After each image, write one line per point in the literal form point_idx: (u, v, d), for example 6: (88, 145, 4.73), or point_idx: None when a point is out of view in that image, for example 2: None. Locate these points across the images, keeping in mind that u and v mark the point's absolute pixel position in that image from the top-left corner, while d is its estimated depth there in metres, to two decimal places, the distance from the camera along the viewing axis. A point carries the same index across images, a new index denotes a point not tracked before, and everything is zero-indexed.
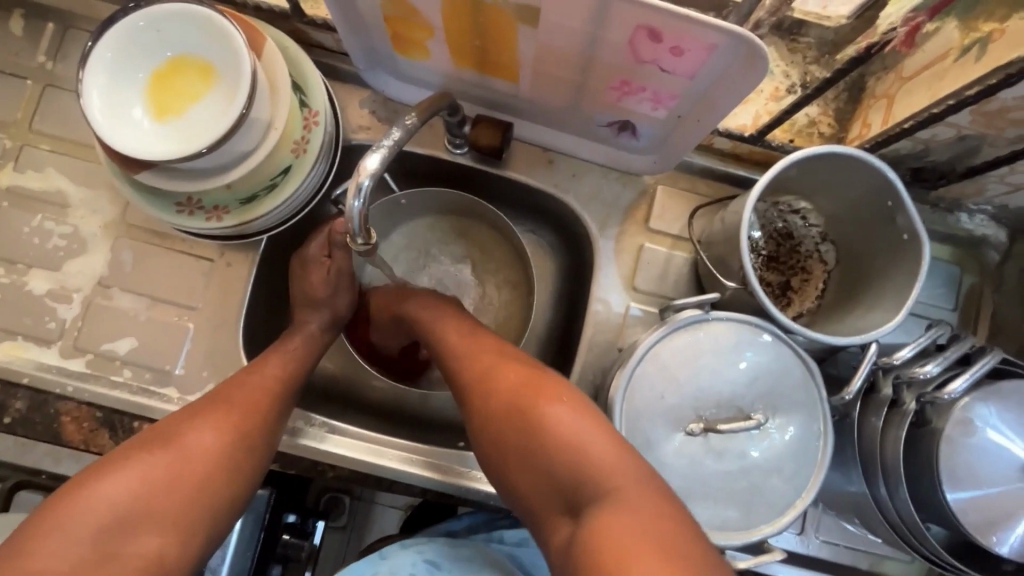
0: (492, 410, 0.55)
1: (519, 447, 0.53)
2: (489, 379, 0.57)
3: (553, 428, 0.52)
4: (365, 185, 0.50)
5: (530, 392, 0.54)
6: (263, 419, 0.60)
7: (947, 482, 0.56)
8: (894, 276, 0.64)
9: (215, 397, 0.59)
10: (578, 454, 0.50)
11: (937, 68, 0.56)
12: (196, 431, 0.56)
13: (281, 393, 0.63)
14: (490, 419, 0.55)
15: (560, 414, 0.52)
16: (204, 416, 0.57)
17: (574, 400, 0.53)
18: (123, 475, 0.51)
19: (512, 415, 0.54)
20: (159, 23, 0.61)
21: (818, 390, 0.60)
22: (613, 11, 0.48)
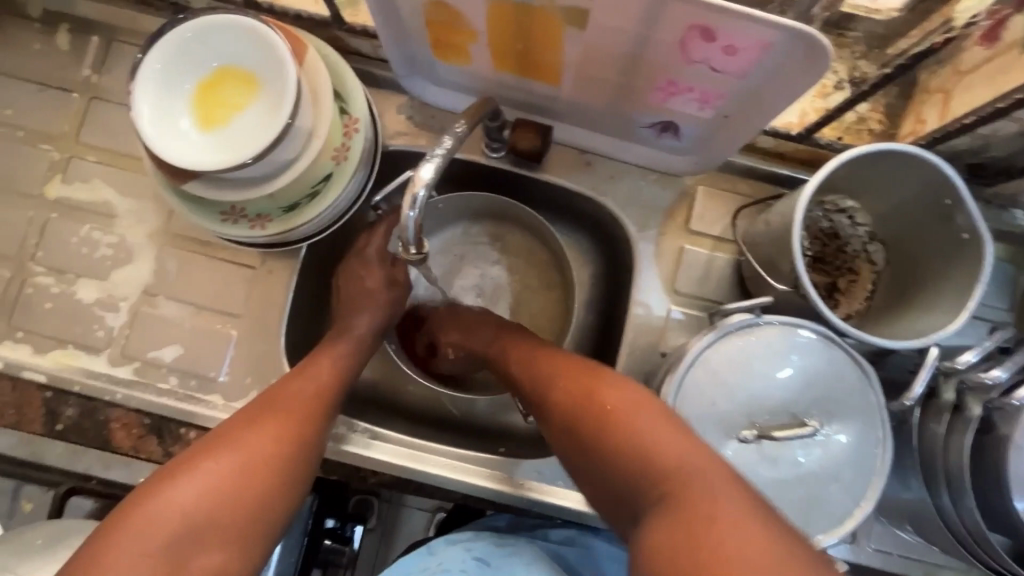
0: (579, 413, 0.55)
1: (615, 454, 0.51)
2: (582, 389, 0.57)
3: (640, 434, 0.50)
4: (420, 197, 0.50)
5: (629, 402, 0.53)
6: (316, 425, 0.60)
7: (1016, 490, 0.54)
8: (952, 277, 0.61)
9: (268, 401, 0.60)
10: (669, 462, 0.48)
11: (1002, 61, 0.54)
12: (255, 434, 0.56)
13: (330, 397, 0.64)
14: (583, 423, 0.54)
15: (647, 419, 0.51)
16: (262, 421, 0.57)
17: (658, 409, 0.52)
18: (189, 481, 0.52)
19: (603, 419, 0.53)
20: (205, 35, 0.61)
21: (875, 394, 0.58)
22: (666, 11, 0.47)
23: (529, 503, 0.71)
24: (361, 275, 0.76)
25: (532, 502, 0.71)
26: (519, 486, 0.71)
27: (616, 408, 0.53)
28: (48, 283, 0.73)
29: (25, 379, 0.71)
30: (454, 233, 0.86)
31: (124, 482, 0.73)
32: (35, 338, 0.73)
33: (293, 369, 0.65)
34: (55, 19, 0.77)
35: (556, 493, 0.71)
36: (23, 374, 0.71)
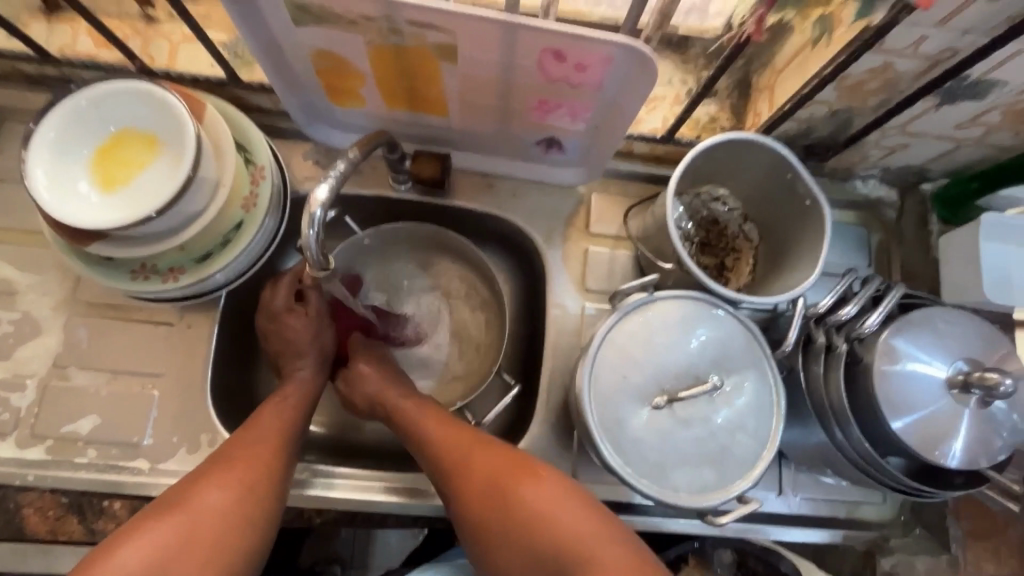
0: (490, 492, 0.60)
1: (517, 539, 0.58)
2: (477, 471, 0.62)
3: (537, 514, 0.58)
4: (317, 215, 0.54)
5: (513, 471, 0.61)
6: (269, 472, 0.62)
7: (887, 413, 0.61)
8: (807, 239, 0.71)
9: (219, 457, 0.62)
10: (570, 536, 0.56)
11: (801, 57, 0.65)
12: (214, 489, 0.58)
13: (282, 442, 0.65)
14: (475, 512, 0.61)
15: (562, 500, 0.58)
16: (213, 478, 0.59)
17: (558, 485, 0.60)
18: (136, 544, 0.53)
19: (507, 501, 0.59)
20: (99, 102, 0.64)
21: (761, 347, 0.66)
22: (519, 41, 0.55)
23: None
24: (277, 328, 0.74)
25: None
26: None
27: (508, 473, 0.61)
28: None
29: None
30: (383, 268, 0.88)
31: None
32: None
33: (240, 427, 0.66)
34: None
35: None
36: None
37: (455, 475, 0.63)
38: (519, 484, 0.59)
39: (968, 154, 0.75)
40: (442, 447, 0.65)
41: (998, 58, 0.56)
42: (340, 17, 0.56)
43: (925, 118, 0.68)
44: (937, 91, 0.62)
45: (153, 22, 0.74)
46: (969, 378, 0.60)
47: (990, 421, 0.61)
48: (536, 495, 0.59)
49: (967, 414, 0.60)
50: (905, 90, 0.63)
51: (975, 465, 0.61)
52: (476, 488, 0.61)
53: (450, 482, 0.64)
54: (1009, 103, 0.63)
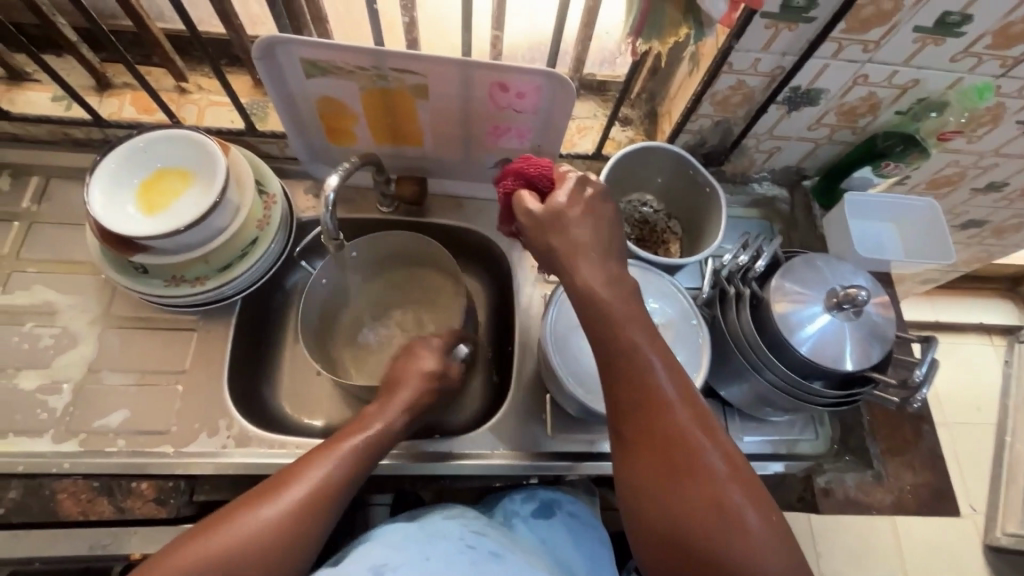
0: (661, 457, 0.55)
1: (679, 496, 0.54)
2: (653, 416, 0.56)
3: (733, 522, 0.52)
4: (329, 197, 0.73)
5: (732, 469, 0.55)
6: (332, 495, 0.63)
7: (791, 340, 0.77)
8: (712, 218, 0.91)
9: (278, 477, 0.63)
10: (746, 550, 0.52)
11: (683, 83, 0.88)
12: (266, 515, 0.59)
13: (359, 466, 0.67)
14: (656, 449, 0.55)
15: (729, 467, 0.55)
16: (266, 499, 0.60)
17: (750, 484, 0.55)
18: (203, 552, 0.55)
19: (695, 467, 0.54)
20: (148, 146, 0.81)
21: (685, 299, 0.82)
22: (473, 77, 0.76)
23: (464, 469, 0.82)
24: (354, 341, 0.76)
25: (474, 468, 0.83)
26: (460, 455, 0.82)
27: (690, 424, 0.56)
28: None
29: None
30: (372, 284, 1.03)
31: (72, 555, 0.74)
32: None
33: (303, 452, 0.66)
34: None
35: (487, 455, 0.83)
36: None
37: (624, 411, 0.58)
38: (698, 464, 0.54)
39: (826, 151, 0.98)
40: (637, 379, 0.57)
41: (812, 70, 0.79)
42: (341, 69, 0.76)
43: (783, 123, 0.90)
44: (782, 99, 0.85)
45: (184, 93, 0.94)
46: (839, 298, 0.76)
47: (865, 330, 0.76)
48: (716, 479, 0.54)
49: (845, 326, 0.76)
50: (760, 101, 0.86)
51: (863, 367, 0.76)
52: (660, 432, 0.56)
53: (628, 417, 0.57)
54: (836, 105, 0.86)
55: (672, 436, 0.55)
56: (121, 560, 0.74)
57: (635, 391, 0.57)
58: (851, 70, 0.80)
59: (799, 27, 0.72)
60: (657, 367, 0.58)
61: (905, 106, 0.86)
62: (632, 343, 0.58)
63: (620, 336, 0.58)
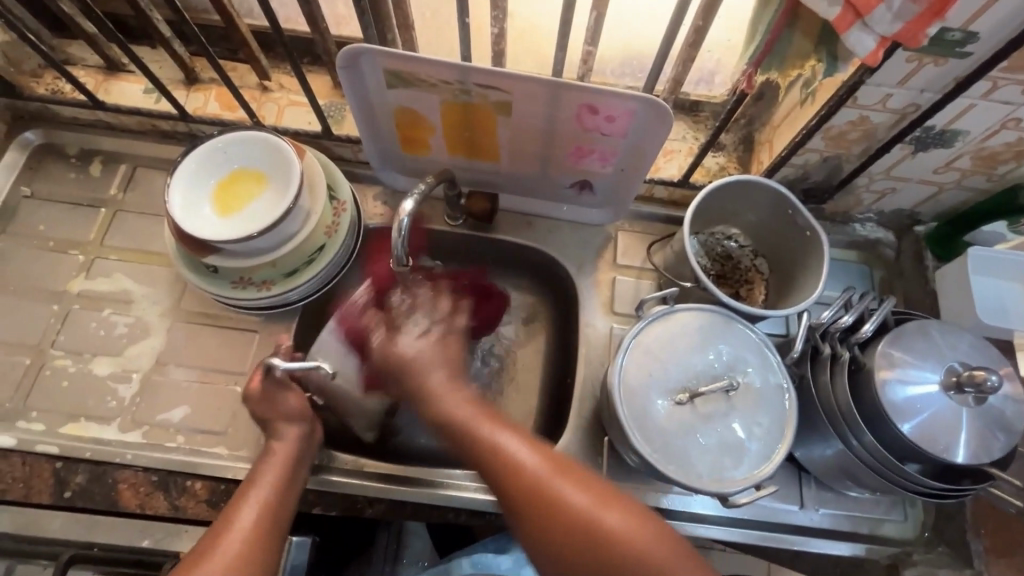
0: (578, 539, 0.57)
1: (570, 545, 0.57)
2: (524, 486, 0.60)
3: (657, 566, 0.56)
4: (405, 222, 0.70)
5: (630, 514, 0.59)
6: (277, 517, 0.65)
7: (894, 418, 0.67)
8: (809, 264, 0.82)
9: (224, 518, 0.63)
10: None
11: (792, 113, 0.79)
12: (229, 546, 0.60)
13: (285, 493, 0.68)
14: (568, 539, 0.57)
15: (608, 504, 0.59)
16: (225, 537, 0.61)
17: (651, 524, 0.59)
18: None
19: (579, 516, 0.58)
20: (226, 146, 0.81)
21: (774, 356, 0.74)
22: (562, 98, 0.71)
23: None
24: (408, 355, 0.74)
25: None
26: None
27: (558, 475, 0.60)
28: (66, 364, 0.83)
29: (37, 452, 0.77)
30: None
31: (129, 547, 0.74)
32: (47, 415, 0.80)
33: (236, 491, 0.67)
34: (90, 156, 0.95)
35: None
36: (35, 447, 0.77)
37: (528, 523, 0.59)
38: (608, 530, 0.57)
39: (951, 196, 0.86)
40: (489, 449, 0.62)
41: (954, 110, 0.69)
42: (424, 81, 0.72)
43: (905, 164, 0.80)
44: (909, 138, 0.74)
45: (266, 91, 0.94)
46: (961, 378, 0.66)
47: (986, 418, 0.66)
48: (626, 530, 0.57)
49: (963, 410, 0.66)
50: (882, 139, 0.76)
51: (979, 461, 0.66)
52: (540, 496, 0.59)
53: (493, 480, 0.62)
54: (974, 149, 0.75)
55: (570, 517, 0.58)
56: (171, 556, 0.75)
57: (506, 463, 0.61)
58: (1003, 112, 0.68)
59: (948, 62, 0.63)
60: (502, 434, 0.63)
61: None
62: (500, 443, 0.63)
63: (496, 444, 0.63)
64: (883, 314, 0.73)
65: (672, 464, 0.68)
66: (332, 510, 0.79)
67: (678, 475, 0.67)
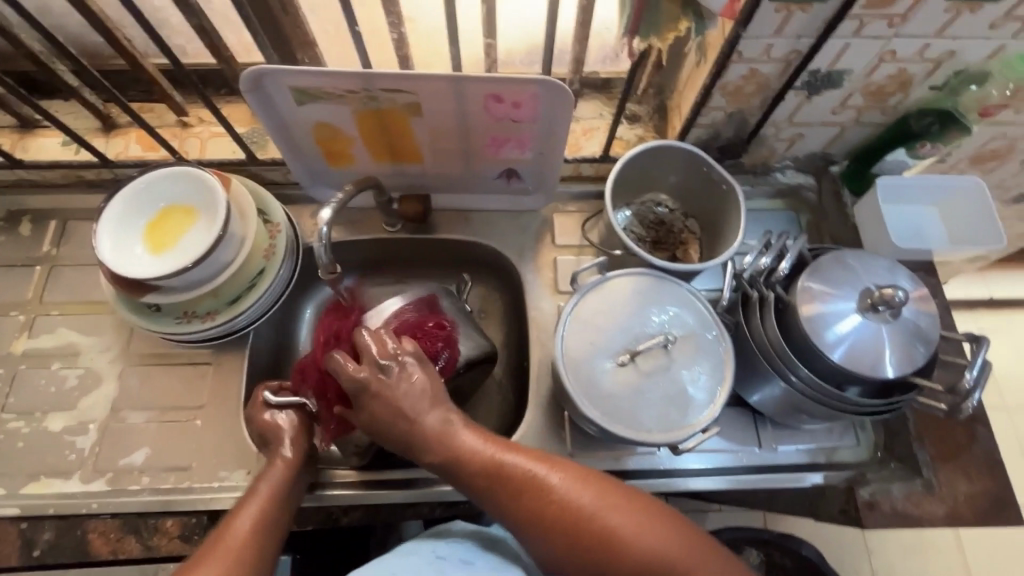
0: (581, 532, 0.60)
1: (574, 539, 0.60)
2: (529, 494, 0.62)
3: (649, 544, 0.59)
4: (323, 232, 0.72)
5: (626, 503, 0.62)
6: (262, 537, 0.63)
7: (822, 347, 0.71)
8: (732, 216, 0.85)
9: (223, 535, 0.62)
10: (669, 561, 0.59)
11: (691, 76, 0.83)
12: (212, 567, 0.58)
13: (276, 507, 0.67)
14: (576, 535, 0.60)
15: (646, 527, 0.60)
16: (220, 557, 0.59)
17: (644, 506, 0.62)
18: None
19: (587, 517, 0.60)
20: (150, 186, 0.81)
21: (707, 307, 0.77)
22: (467, 92, 0.74)
23: None
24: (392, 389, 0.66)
25: None
26: None
27: (560, 481, 0.63)
28: (19, 425, 0.82)
29: (0, 516, 0.77)
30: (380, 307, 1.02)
31: None
32: (6, 479, 0.79)
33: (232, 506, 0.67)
34: (17, 216, 0.94)
35: None
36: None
37: (534, 523, 0.62)
38: (609, 522, 0.60)
39: (854, 134, 0.91)
40: (496, 470, 0.64)
41: (832, 52, 0.73)
42: (331, 94, 0.74)
43: (803, 109, 0.84)
44: (800, 84, 0.79)
45: (186, 127, 0.94)
46: (875, 299, 0.70)
47: (904, 332, 0.71)
48: (624, 520, 0.60)
49: (882, 329, 0.70)
50: (776, 88, 0.80)
51: (904, 371, 0.70)
52: (572, 531, 0.60)
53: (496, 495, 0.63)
54: (862, 86, 0.80)
55: (570, 515, 0.61)
56: None
57: (512, 477, 0.63)
58: (876, 47, 0.73)
59: (813, 7, 0.67)
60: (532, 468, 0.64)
61: (940, 80, 0.78)
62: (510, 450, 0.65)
63: (502, 466, 0.64)
64: (799, 251, 0.76)
65: (623, 423, 0.70)
66: (308, 525, 0.80)
67: (629, 433, 0.70)
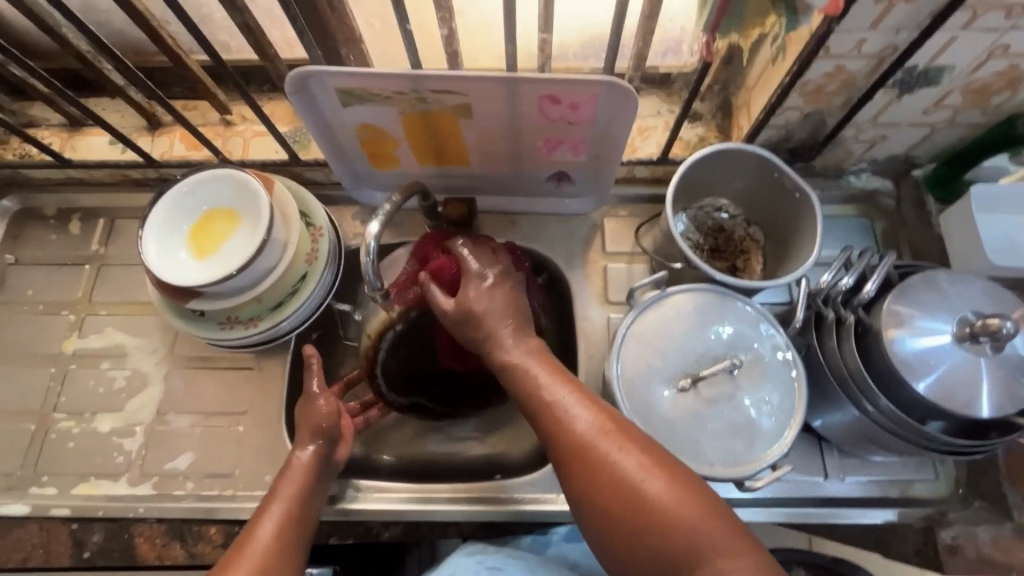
0: (607, 484, 0.54)
1: (597, 489, 0.54)
2: (565, 432, 0.57)
3: (672, 519, 0.51)
4: (371, 245, 0.68)
5: (655, 468, 0.54)
6: (300, 513, 0.65)
7: (910, 378, 0.64)
8: (804, 226, 0.78)
9: (242, 542, 0.60)
10: (695, 542, 0.50)
11: (765, 73, 0.76)
12: (255, 547, 0.59)
13: (309, 482, 0.67)
14: (600, 485, 0.54)
15: (679, 498, 0.52)
16: (236, 562, 0.57)
17: (677, 473, 0.54)
18: None
19: (588, 448, 0.55)
20: (195, 188, 0.80)
21: (777, 329, 0.71)
22: (521, 93, 0.69)
23: (529, 516, 0.78)
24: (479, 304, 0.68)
25: (540, 514, 0.78)
26: (526, 502, 0.77)
27: (592, 426, 0.57)
28: (70, 425, 0.83)
29: (52, 516, 0.78)
30: None
31: None
32: (58, 479, 0.81)
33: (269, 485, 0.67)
34: (67, 214, 0.95)
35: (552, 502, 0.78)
36: (51, 511, 0.78)
37: (561, 460, 0.57)
38: (634, 481, 0.53)
39: (945, 136, 0.82)
40: (530, 387, 0.62)
41: (934, 47, 0.65)
42: (378, 95, 0.70)
43: (890, 109, 0.75)
44: (891, 82, 0.70)
45: (229, 125, 0.92)
46: (975, 327, 0.63)
47: (1006, 365, 0.63)
48: (654, 484, 0.53)
49: (981, 361, 0.63)
50: (863, 87, 0.72)
51: (1004, 411, 0.63)
52: (596, 481, 0.54)
53: (538, 425, 0.60)
54: (963, 84, 0.71)
55: (596, 465, 0.55)
56: None
57: (551, 412, 0.59)
58: (987, 41, 0.64)
59: None
60: (571, 407, 0.59)
61: None
62: (552, 383, 0.61)
63: (535, 386, 0.62)
64: (886, 270, 0.69)
65: (683, 454, 0.66)
66: (348, 538, 0.79)
67: (689, 464, 0.65)
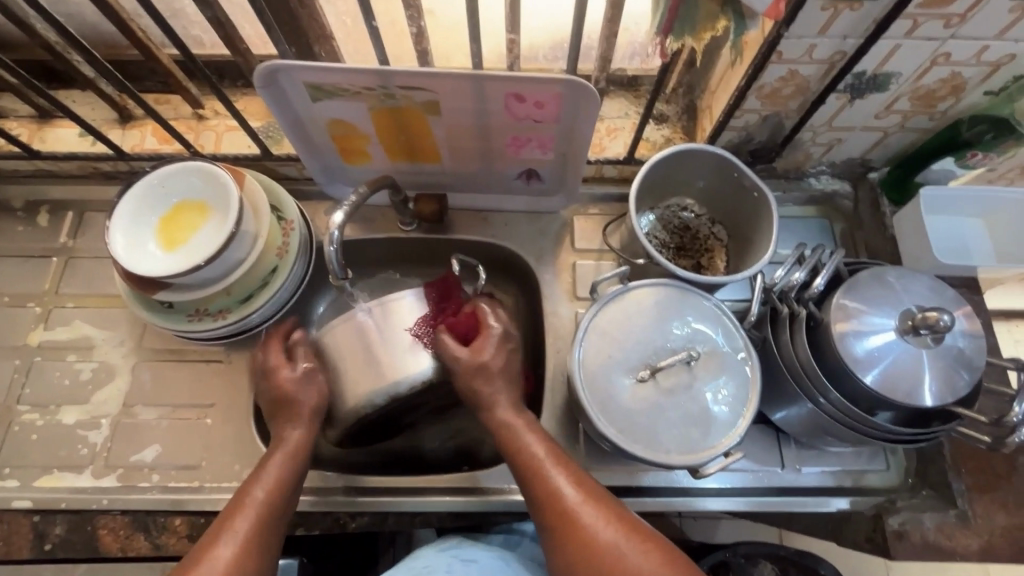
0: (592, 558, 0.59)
1: (583, 559, 0.59)
2: (554, 505, 0.62)
3: None
4: (334, 234, 0.69)
5: (634, 540, 0.59)
6: (272, 516, 0.65)
7: (857, 370, 0.67)
8: (763, 223, 0.81)
9: (231, 515, 0.64)
10: None
11: (725, 76, 0.78)
12: (221, 552, 0.60)
13: (285, 490, 0.67)
14: (588, 558, 0.59)
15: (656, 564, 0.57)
16: (229, 542, 0.61)
17: (655, 542, 0.59)
18: None
19: (579, 525, 0.60)
20: (164, 180, 0.80)
21: (734, 323, 0.74)
22: (488, 91, 0.71)
23: (496, 506, 0.79)
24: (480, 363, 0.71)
25: (504, 505, 0.79)
26: (494, 491, 0.79)
27: (580, 501, 0.62)
28: (34, 418, 0.83)
29: (13, 508, 0.78)
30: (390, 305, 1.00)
31: None
32: (20, 471, 0.80)
33: (251, 471, 0.69)
34: (35, 206, 0.94)
35: (516, 493, 0.79)
36: (12, 504, 0.78)
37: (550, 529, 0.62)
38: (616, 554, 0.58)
39: (896, 139, 0.85)
40: (526, 460, 0.66)
41: (880, 53, 0.68)
42: (347, 90, 0.72)
43: (844, 113, 0.79)
44: (843, 87, 0.74)
45: (202, 119, 0.93)
46: (916, 321, 0.66)
47: (946, 357, 0.66)
48: (635, 557, 0.58)
49: (923, 354, 0.66)
50: (817, 91, 0.75)
51: (945, 401, 0.66)
52: (583, 554, 0.59)
53: (530, 495, 0.65)
54: (910, 90, 0.74)
55: (582, 543, 0.60)
56: None
57: (543, 486, 0.64)
58: (930, 49, 0.68)
59: (863, 7, 0.62)
60: (562, 483, 0.63)
61: (997, 85, 0.73)
62: (545, 456, 0.66)
63: (513, 440, 0.68)
64: (835, 265, 0.72)
65: (640, 443, 0.67)
66: (314, 529, 0.79)
67: (646, 452, 0.67)
